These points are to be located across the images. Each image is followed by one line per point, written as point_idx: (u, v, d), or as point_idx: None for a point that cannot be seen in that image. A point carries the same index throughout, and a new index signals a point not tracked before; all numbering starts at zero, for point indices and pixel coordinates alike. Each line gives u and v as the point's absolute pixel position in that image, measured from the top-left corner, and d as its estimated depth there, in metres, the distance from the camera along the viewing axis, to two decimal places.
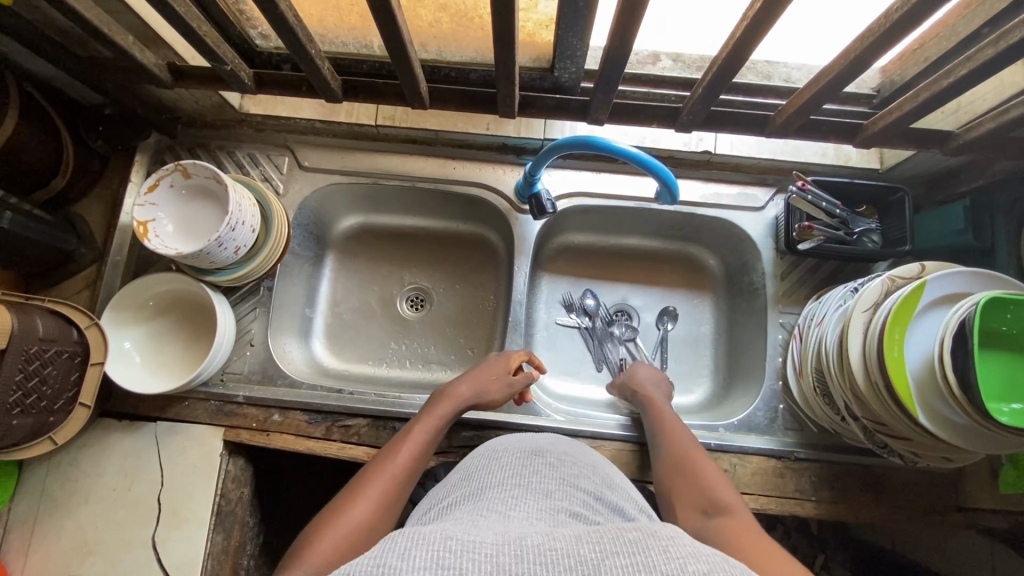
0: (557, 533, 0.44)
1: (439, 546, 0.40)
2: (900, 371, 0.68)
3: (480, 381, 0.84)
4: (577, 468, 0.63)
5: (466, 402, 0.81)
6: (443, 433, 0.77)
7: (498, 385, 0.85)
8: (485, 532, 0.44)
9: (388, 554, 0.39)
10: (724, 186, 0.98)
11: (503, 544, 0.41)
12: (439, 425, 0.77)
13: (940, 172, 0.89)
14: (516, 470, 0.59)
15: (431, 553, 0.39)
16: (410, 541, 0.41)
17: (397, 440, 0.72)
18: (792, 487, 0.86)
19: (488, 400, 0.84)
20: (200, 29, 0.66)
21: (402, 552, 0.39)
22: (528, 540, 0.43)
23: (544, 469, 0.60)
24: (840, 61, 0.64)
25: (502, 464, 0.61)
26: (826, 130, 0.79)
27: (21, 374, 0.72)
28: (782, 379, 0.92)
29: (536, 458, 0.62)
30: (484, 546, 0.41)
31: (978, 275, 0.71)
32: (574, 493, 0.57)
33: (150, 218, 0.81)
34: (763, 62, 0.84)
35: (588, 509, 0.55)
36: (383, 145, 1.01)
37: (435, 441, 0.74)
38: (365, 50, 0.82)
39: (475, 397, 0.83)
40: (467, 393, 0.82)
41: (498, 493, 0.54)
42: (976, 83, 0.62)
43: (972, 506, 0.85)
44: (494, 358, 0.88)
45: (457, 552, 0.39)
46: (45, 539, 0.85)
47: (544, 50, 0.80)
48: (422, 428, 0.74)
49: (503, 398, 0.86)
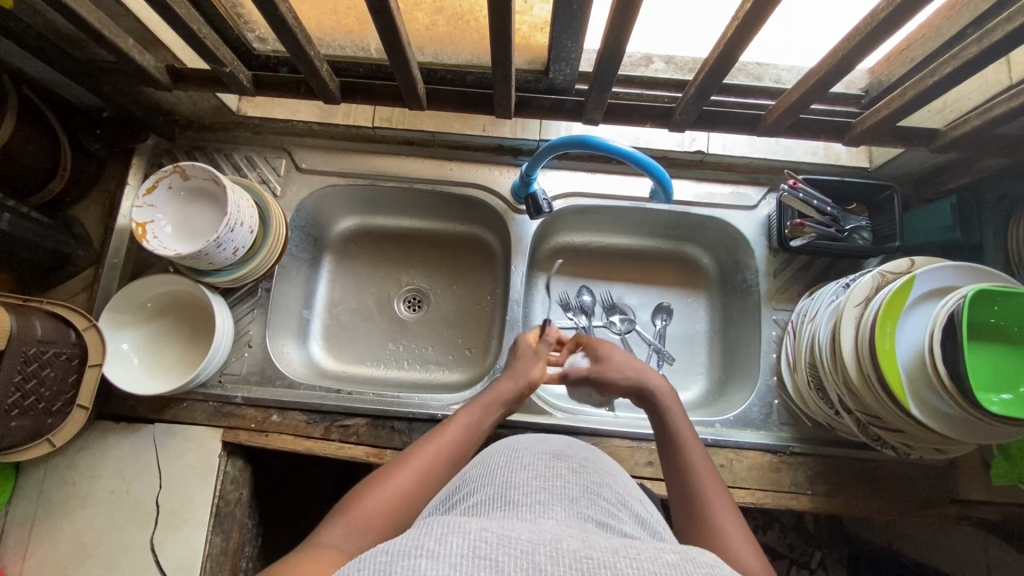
0: (592, 542, 0.44)
1: (474, 537, 0.42)
2: (892, 363, 0.69)
3: (524, 371, 0.84)
4: (598, 476, 0.63)
5: (513, 392, 0.81)
6: (489, 421, 0.76)
7: (536, 369, 0.85)
8: (518, 530, 0.45)
9: (424, 538, 0.42)
10: (718, 186, 0.99)
11: (538, 545, 0.42)
12: (486, 413, 0.77)
13: (928, 170, 0.90)
14: (540, 473, 0.59)
15: (467, 542, 0.41)
16: (445, 528, 0.43)
17: (444, 421, 0.72)
18: (788, 481, 0.87)
19: (531, 385, 0.83)
20: (200, 31, 0.67)
21: (439, 537, 0.42)
22: (563, 544, 0.43)
23: (567, 474, 0.60)
24: (828, 61, 0.66)
25: (525, 464, 0.61)
26: (815, 129, 0.81)
27: (19, 375, 0.72)
28: (776, 375, 0.93)
29: (559, 461, 0.63)
30: (519, 543, 0.42)
31: (966, 269, 0.72)
32: (600, 503, 0.57)
33: (149, 220, 0.81)
34: (753, 64, 0.86)
35: (614, 519, 0.55)
36: (380, 146, 1.01)
37: (480, 428, 0.74)
38: (363, 53, 0.83)
39: (519, 386, 0.82)
40: (509, 382, 0.81)
41: (524, 498, 0.55)
42: (960, 81, 0.64)
43: (965, 498, 0.86)
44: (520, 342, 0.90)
45: (493, 545, 0.41)
46: (42, 543, 0.84)
47: (539, 52, 0.81)
48: (469, 413, 0.74)
49: (543, 382, 0.86)
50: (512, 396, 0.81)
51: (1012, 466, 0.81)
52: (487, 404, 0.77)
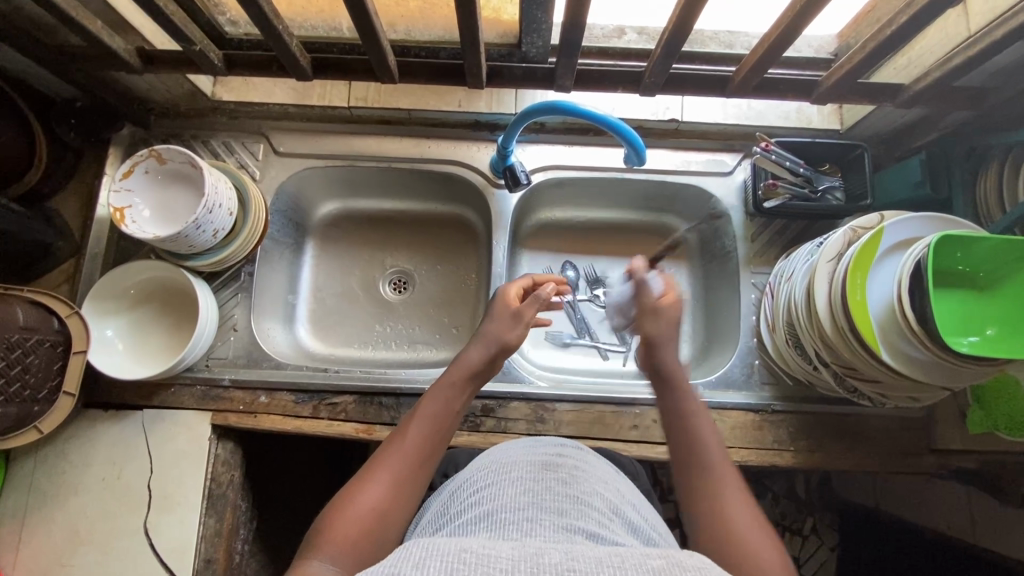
0: (576, 553, 0.43)
1: (453, 558, 0.41)
2: (865, 314, 0.71)
3: (490, 335, 0.75)
4: (591, 484, 0.60)
5: (481, 366, 0.73)
6: (463, 400, 0.70)
7: (510, 328, 0.77)
8: (502, 546, 0.44)
9: (403, 564, 0.41)
10: (694, 154, 1.01)
11: (518, 561, 0.42)
12: (455, 392, 0.70)
13: (898, 129, 0.92)
14: (528, 487, 0.57)
15: (445, 564, 0.40)
16: (424, 552, 0.42)
17: (408, 415, 0.67)
18: (771, 439, 0.89)
19: (507, 347, 0.75)
20: (166, 8, 0.68)
21: (417, 563, 0.41)
22: (546, 559, 0.42)
23: (557, 485, 0.58)
24: (787, 15, 0.68)
25: (513, 479, 0.59)
26: (784, 88, 0.82)
27: (3, 363, 0.72)
28: (756, 336, 0.95)
29: (548, 472, 0.60)
30: (500, 562, 0.41)
31: (931, 220, 0.74)
32: (592, 512, 0.55)
33: (127, 205, 0.82)
34: (724, 32, 0.88)
35: (605, 528, 0.54)
36: (355, 127, 1.02)
37: (454, 412, 0.68)
38: (335, 33, 0.84)
39: (489, 351, 0.74)
40: (479, 352, 0.73)
41: (513, 516, 0.53)
42: (919, 27, 0.67)
43: (942, 447, 0.88)
44: (500, 295, 0.80)
45: (472, 565, 0.40)
46: (35, 533, 0.84)
47: (510, 27, 0.85)
48: (435, 399, 0.68)
49: (520, 332, 0.77)
50: (486, 364, 0.73)
51: (985, 412, 0.81)
52: (456, 384, 0.70)
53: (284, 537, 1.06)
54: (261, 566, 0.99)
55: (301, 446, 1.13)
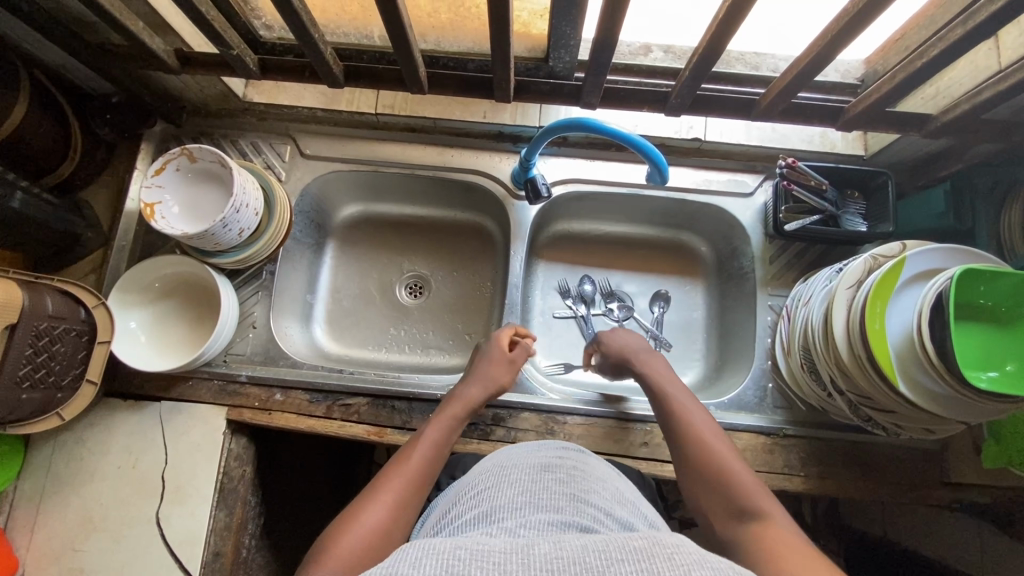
0: (564, 542, 0.44)
1: (448, 555, 0.40)
2: (882, 342, 0.70)
3: (486, 378, 0.83)
4: (588, 483, 0.59)
5: (478, 403, 0.80)
6: (458, 431, 0.75)
7: (505, 371, 0.85)
8: (494, 542, 0.44)
9: (398, 564, 0.40)
10: (715, 173, 1.01)
11: (512, 554, 0.41)
12: (454, 424, 0.75)
13: (922, 158, 0.91)
14: (524, 487, 0.57)
15: (441, 562, 0.39)
16: (420, 552, 0.41)
17: (409, 442, 0.70)
18: (781, 463, 0.89)
19: (501, 388, 0.84)
20: (207, 13, 0.70)
21: (414, 561, 0.40)
22: (536, 549, 0.42)
23: (555, 484, 0.58)
24: (817, 44, 0.68)
25: (512, 480, 0.59)
26: (810, 113, 0.82)
27: (31, 349, 0.74)
28: (771, 359, 0.95)
29: (547, 472, 0.60)
30: (492, 555, 0.41)
31: (956, 252, 0.74)
32: (588, 508, 0.55)
33: (157, 201, 0.84)
34: (751, 53, 0.88)
35: (601, 525, 0.54)
36: (380, 133, 1.04)
37: (450, 439, 0.72)
38: (367, 40, 0.84)
39: (485, 390, 0.82)
40: (478, 391, 0.81)
41: (510, 515, 0.53)
42: (950, 60, 0.66)
43: (956, 480, 0.87)
44: (494, 341, 0.88)
45: (467, 561, 0.40)
46: (51, 517, 0.86)
47: (539, 41, 0.82)
48: (435, 429, 0.72)
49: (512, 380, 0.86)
50: (480, 401, 0.80)
51: (999, 448, 0.80)
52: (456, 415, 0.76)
53: (291, 533, 1.07)
54: (267, 561, 1.00)
55: (310, 444, 1.15)
